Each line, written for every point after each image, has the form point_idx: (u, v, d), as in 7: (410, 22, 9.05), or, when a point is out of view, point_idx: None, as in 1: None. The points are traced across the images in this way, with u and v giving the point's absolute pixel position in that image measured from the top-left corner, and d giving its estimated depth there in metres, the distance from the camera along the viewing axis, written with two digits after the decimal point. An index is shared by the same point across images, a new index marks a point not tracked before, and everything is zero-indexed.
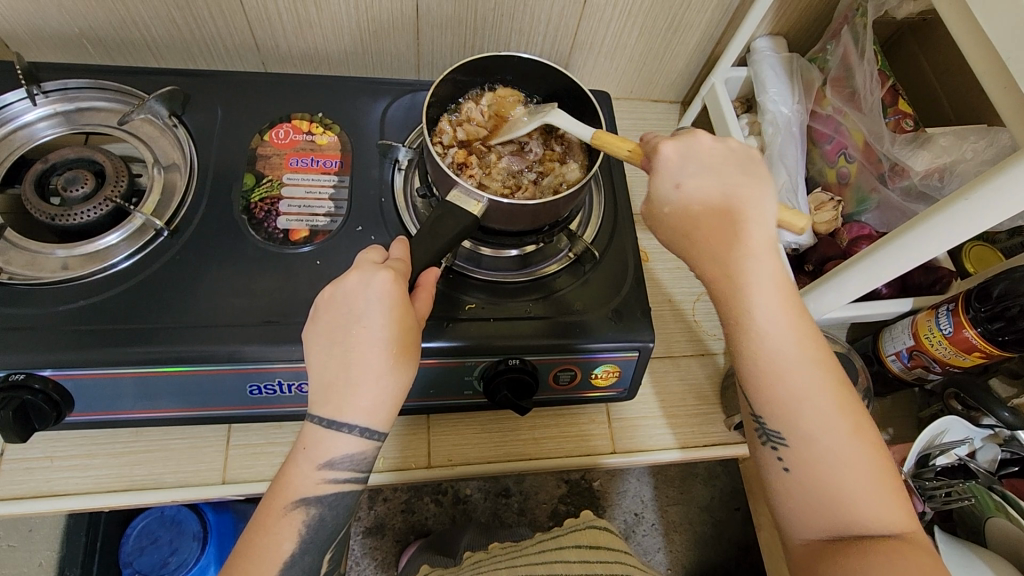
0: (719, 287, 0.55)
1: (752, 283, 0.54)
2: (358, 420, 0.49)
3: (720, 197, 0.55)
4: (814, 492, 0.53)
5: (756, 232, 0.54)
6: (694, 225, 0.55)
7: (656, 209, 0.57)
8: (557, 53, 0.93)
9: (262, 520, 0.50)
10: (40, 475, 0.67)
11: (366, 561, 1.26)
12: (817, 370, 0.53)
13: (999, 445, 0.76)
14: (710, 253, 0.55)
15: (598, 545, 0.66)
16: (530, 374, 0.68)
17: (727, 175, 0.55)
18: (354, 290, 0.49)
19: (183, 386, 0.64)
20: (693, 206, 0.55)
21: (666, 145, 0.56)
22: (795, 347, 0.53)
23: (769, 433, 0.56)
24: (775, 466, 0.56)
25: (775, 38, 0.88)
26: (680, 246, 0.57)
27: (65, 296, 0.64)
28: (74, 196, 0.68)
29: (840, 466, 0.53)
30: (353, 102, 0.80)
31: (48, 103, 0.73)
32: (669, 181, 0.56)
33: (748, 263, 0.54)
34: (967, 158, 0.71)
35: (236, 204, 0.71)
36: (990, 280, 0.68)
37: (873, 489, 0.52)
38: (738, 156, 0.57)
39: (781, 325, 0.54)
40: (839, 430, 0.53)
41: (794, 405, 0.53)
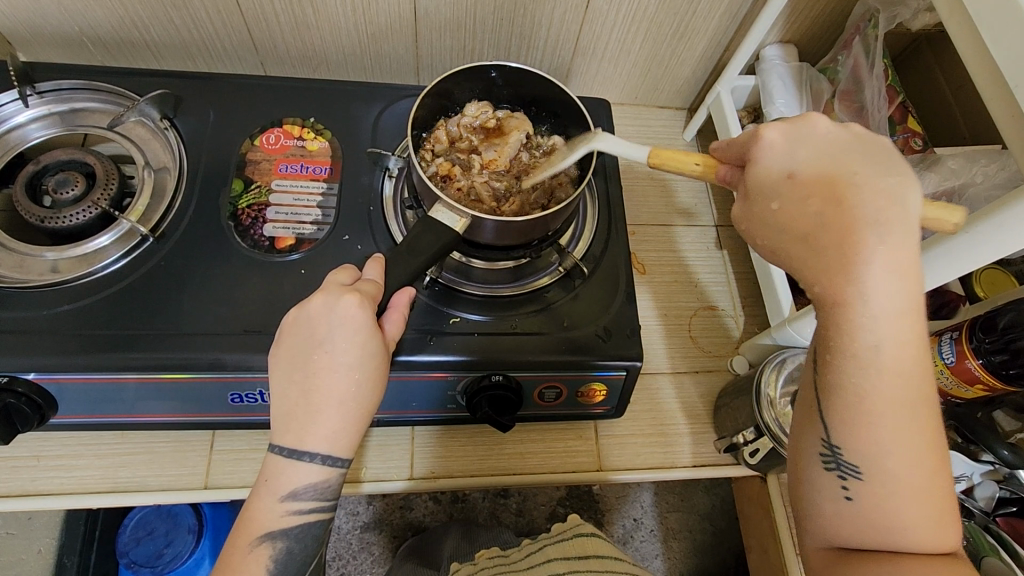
0: (841, 303, 0.45)
1: (878, 296, 0.44)
2: (318, 448, 0.49)
3: (849, 189, 0.45)
4: (877, 527, 0.47)
5: (901, 241, 0.44)
6: (821, 227, 0.46)
7: (764, 206, 0.49)
8: (559, 59, 0.91)
9: (229, 559, 0.50)
10: (25, 475, 0.68)
11: (363, 555, 1.27)
12: (921, 398, 0.45)
13: (997, 482, 0.74)
14: (836, 261, 0.45)
15: (588, 555, 0.59)
16: (514, 391, 0.67)
17: (848, 165, 0.47)
18: (317, 315, 0.49)
19: (165, 393, 0.64)
20: (815, 195, 0.46)
21: (771, 130, 0.49)
22: (909, 371, 0.45)
23: (842, 462, 0.47)
24: (834, 494, 0.48)
25: (786, 46, 0.85)
26: (792, 249, 0.48)
27: (51, 300, 0.64)
28: (64, 199, 0.68)
29: (914, 505, 0.46)
30: (348, 107, 0.79)
31: (41, 103, 0.74)
32: (780, 170, 0.48)
33: (881, 273, 0.44)
34: (977, 182, 0.67)
35: (223, 210, 0.71)
36: (998, 309, 0.65)
37: (944, 531, 0.46)
38: (865, 145, 0.48)
39: (903, 347, 0.45)
40: (925, 465, 0.46)
41: (887, 437, 0.45)
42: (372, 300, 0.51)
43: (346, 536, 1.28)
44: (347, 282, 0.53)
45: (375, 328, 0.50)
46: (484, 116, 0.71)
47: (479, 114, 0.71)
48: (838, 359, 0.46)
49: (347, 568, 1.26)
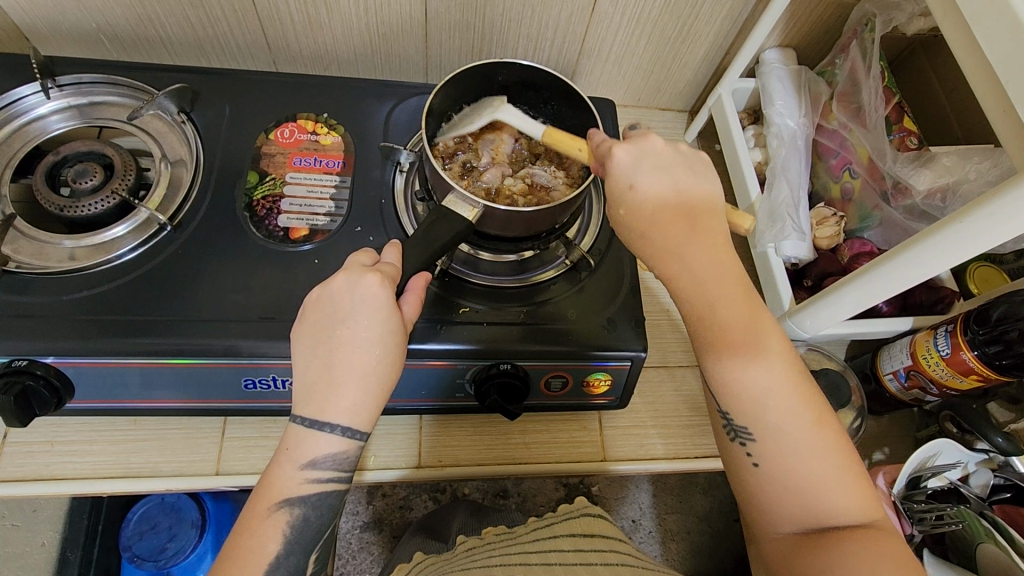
0: (672, 281, 0.56)
1: (706, 275, 0.55)
2: (340, 420, 0.51)
3: (672, 192, 0.56)
4: (786, 486, 0.53)
5: (716, 231, 0.57)
6: (654, 224, 0.55)
7: (614, 212, 0.57)
8: (565, 60, 0.94)
9: (249, 521, 0.52)
10: (40, 459, 0.69)
11: (363, 554, 1.28)
12: (781, 361, 0.54)
13: (992, 470, 0.76)
14: (667, 252, 0.55)
15: (592, 534, 0.61)
16: (521, 378, 0.68)
17: (676, 174, 0.57)
18: (340, 293, 0.52)
19: (181, 378, 0.66)
20: (648, 198, 0.55)
21: (620, 148, 0.56)
22: (755, 342, 0.54)
23: (737, 428, 0.55)
24: (745, 462, 0.55)
25: (785, 50, 0.87)
26: (642, 246, 0.56)
27: (70, 285, 0.66)
28: (83, 188, 0.70)
29: (808, 460, 0.53)
30: (359, 103, 0.81)
31: (62, 96, 0.75)
32: (625, 181, 0.56)
33: (700, 260, 0.55)
34: (970, 179, 0.71)
35: (239, 201, 0.72)
36: (991, 301, 0.67)
37: (844, 486, 0.52)
38: (684, 156, 0.58)
39: (740, 320, 0.54)
40: (807, 424, 0.53)
41: (764, 400, 0.53)
42: (393, 281, 0.54)
43: (346, 536, 1.28)
44: (369, 262, 0.55)
45: (397, 308, 0.53)
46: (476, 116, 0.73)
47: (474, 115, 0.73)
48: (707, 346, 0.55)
49: (347, 567, 1.26)
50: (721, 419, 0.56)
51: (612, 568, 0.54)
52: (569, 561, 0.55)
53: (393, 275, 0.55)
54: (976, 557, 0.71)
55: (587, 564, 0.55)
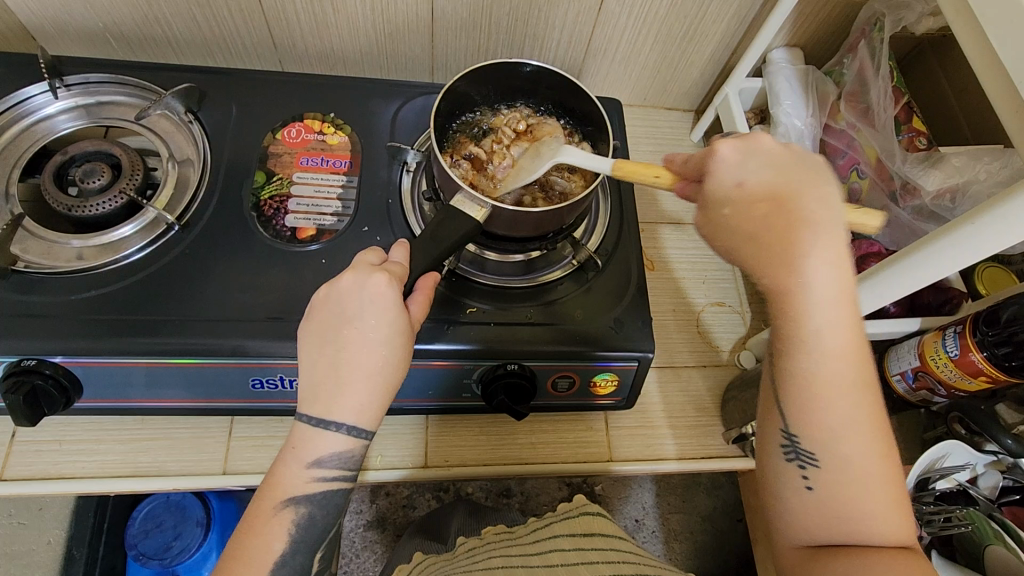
0: (783, 294, 0.51)
1: (823, 294, 0.50)
2: (346, 419, 0.51)
3: (790, 194, 0.51)
4: (836, 513, 0.52)
5: (835, 239, 0.50)
6: (763, 228, 0.51)
7: (714, 213, 0.54)
8: (571, 59, 0.93)
9: (253, 520, 0.52)
10: (48, 458, 0.69)
11: (367, 554, 1.28)
12: (865, 389, 0.51)
13: (1000, 472, 0.76)
14: (783, 260, 0.50)
15: (592, 533, 0.60)
16: (527, 379, 0.68)
17: (791, 177, 0.52)
18: (348, 291, 0.52)
19: (189, 378, 0.66)
20: (765, 203, 0.52)
21: (726, 144, 0.53)
22: (849, 364, 0.51)
23: (800, 451, 0.53)
24: (798, 484, 0.53)
25: (792, 50, 0.87)
26: (744, 251, 0.53)
27: (79, 285, 0.66)
28: (91, 188, 0.70)
29: (867, 492, 0.51)
30: (366, 103, 0.81)
31: (70, 96, 0.75)
32: (730, 179, 0.53)
33: (819, 272, 0.50)
34: (980, 179, 0.70)
35: (247, 201, 0.72)
36: (1002, 302, 0.66)
37: (897, 522, 0.51)
38: (801, 157, 0.53)
39: (843, 343, 0.51)
40: (873, 455, 0.52)
41: (835, 426, 0.51)
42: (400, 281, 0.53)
43: (350, 535, 1.28)
44: (377, 262, 0.55)
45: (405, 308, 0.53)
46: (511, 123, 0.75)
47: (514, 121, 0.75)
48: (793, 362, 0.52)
49: (350, 566, 1.26)
50: (782, 437, 0.54)
51: (613, 567, 0.54)
52: (570, 561, 0.56)
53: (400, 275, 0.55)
54: (984, 558, 0.71)
55: (586, 564, 0.55)
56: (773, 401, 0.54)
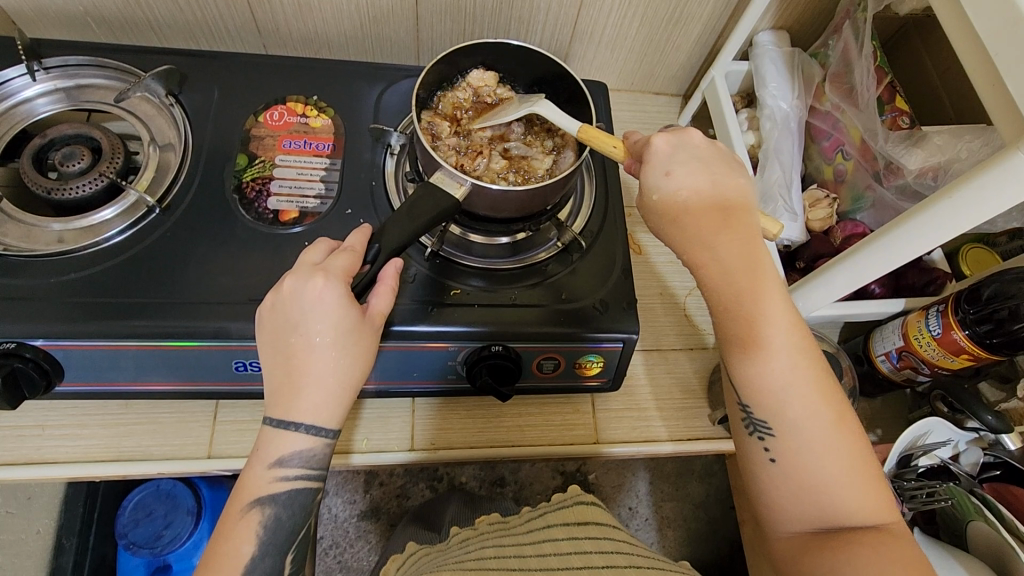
0: (702, 270, 0.54)
1: (737, 269, 0.53)
2: (304, 419, 0.51)
3: (711, 188, 0.55)
4: (799, 481, 0.52)
5: (749, 221, 0.54)
6: (686, 215, 0.54)
7: (646, 198, 0.56)
8: (558, 42, 0.93)
9: (222, 527, 0.51)
10: (31, 443, 0.69)
11: (360, 543, 1.27)
12: (803, 354, 0.53)
13: (982, 448, 0.76)
14: (700, 238, 0.54)
15: (586, 522, 0.60)
16: (512, 361, 0.68)
17: (711, 167, 0.56)
18: (288, 297, 0.52)
19: (172, 361, 0.66)
20: (682, 188, 0.54)
21: (658, 137, 0.57)
22: (786, 332, 0.53)
23: (755, 422, 0.54)
24: (761, 458, 0.54)
25: (778, 32, 0.86)
26: (672, 233, 0.55)
27: (59, 268, 0.65)
28: (70, 171, 0.69)
29: (824, 458, 0.52)
30: (350, 86, 0.80)
31: (48, 79, 0.75)
32: (659, 169, 0.55)
33: (736, 248, 0.54)
34: (962, 158, 0.69)
35: (229, 183, 0.72)
36: (981, 281, 0.67)
37: (859, 487, 0.51)
38: (725, 154, 0.57)
39: (773, 316, 0.53)
40: (826, 420, 0.52)
41: (785, 392, 0.52)
42: (343, 275, 0.53)
43: (342, 524, 1.28)
44: (320, 258, 0.55)
45: (352, 305, 0.53)
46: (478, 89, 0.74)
47: (482, 84, 0.73)
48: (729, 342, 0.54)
49: (343, 557, 1.26)
50: (740, 414, 0.56)
51: (606, 557, 0.54)
52: (562, 551, 0.55)
53: (352, 266, 0.54)
54: (967, 536, 0.71)
55: (580, 555, 0.54)
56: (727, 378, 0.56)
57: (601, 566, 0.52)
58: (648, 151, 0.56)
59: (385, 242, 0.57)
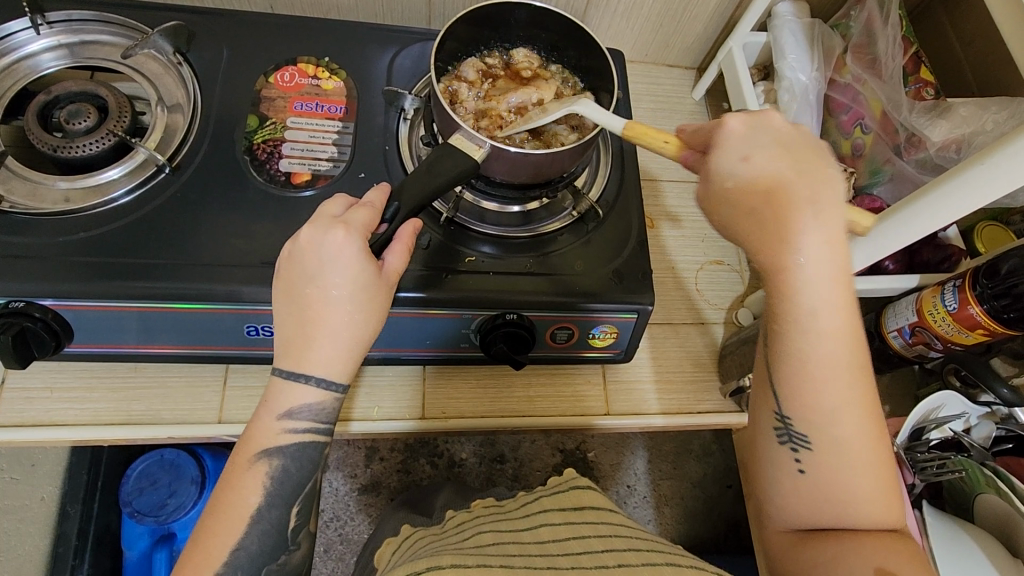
0: (781, 274, 0.49)
1: (824, 279, 0.48)
2: (315, 371, 0.51)
3: (791, 175, 0.48)
4: (826, 493, 0.53)
5: (836, 223, 0.49)
6: (765, 208, 0.49)
7: (719, 186, 0.51)
8: (573, 9, 0.91)
9: (229, 475, 0.51)
10: (39, 405, 0.68)
11: (360, 517, 1.28)
12: (860, 371, 0.51)
13: (994, 423, 0.77)
14: (782, 237, 0.48)
15: (583, 507, 0.61)
16: (527, 329, 0.68)
17: (798, 156, 0.49)
18: (307, 247, 0.50)
19: (183, 324, 0.65)
20: (762, 181, 0.49)
21: (733, 119, 0.50)
22: (844, 349, 0.50)
23: (793, 434, 0.54)
24: (789, 466, 0.54)
25: (799, 3, 0.85)
26: (744, 228, 0.50)
27: (66, 227, 0.64)
28: (76, 129, 0.68)
29: (856, 472, 0.52)
30: (362, 49, 0.78)
31: (52, 34, 0.72)
32: (736, 155, 0.49)
33: (818, 253, 0.48)
34: (986, 130, 0.70)
35: (239, 144, 0.70)
36: (1000, 256, 0.67)
37: (883, 503, 0.52)
38: (808, 136, 0.51)
39: (839, 330, 0.50)
40: (867, 437, 0.52)
41: (830, 407, 0.51)
42: (363, 230, 0.51)
43: (343, 498, 1.29)
44: (340, 212, 0.53)
45: (370, 260, 0.51)
46: (523, 62, 0.73)
47: (526, 60, 0.73)
48: (784, 360, 0.51)
49: (344, 530, 1.27)
50: (775, 420, 0.55)
51: (605, 541, 0.55)
52: (561, 536, 0.56)
53: (372, 222, 0.53)
54: (975, 509, 0.72)
55: (579, 540, 0.55)
56: (767, 388, 0.54)
57: (602, 551, 0.53)
58: (722, 139, 0.51)
59: (405, 202, 0.56)
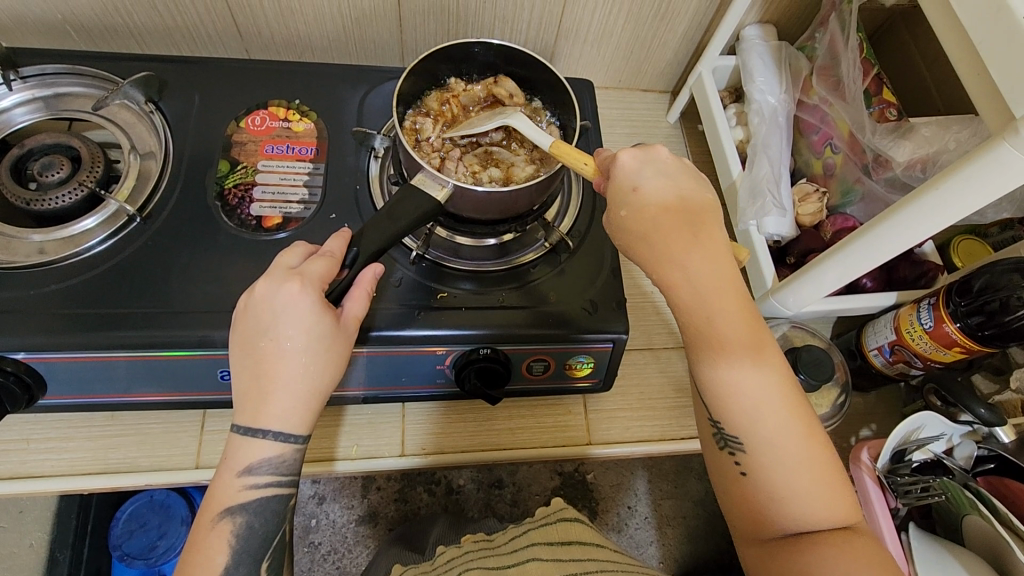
0: (673, 286, 0.54)
1: (713, 282, 0.54)
2: (272, 425, 0.51)
3: (673, 200, 0.55)
4: (771, 494, 0.52)
5: (718, 236, 0.55)
6: (654, 228, 0.54)
7: (615, 214, 0.56)
8: (543, 41, 0.92)
9: (193, 538, 0.51)
10: (17, 457, 0.68)
11: (359, 549, 1.26)
12: (772, 366, 0.53)
13: (976, 441, 0.75)
14: (669, 255, 0.54)
15: (569, 542, 0.59)
16: (502, 364, 0.68)
17: (679, 182, 0.56)
18: (262, 301, 0.51)
19: (157, 372, 0.65)
20: (650, 203, 0.55)
21: (625, 153, 0.57)
22: (748, 344, 0.53)
23: (727, 438, 0.54)
24: (732, 472, 0.54)
25: (765, 26, 0.86)
26: (640, 249, 0.55)
27: (39, 280, 0.65)
28: (49, 181, 0.68)
29: (796, 471, 0.52)
30: (333, 89, 0.79)
31: (25, 88, 0.74)
32: (627, 184, 0.56)
33: (701, 261, 0.54)
34: (950, 149, 0.69)
35: (210, 190, 0.71)
36: (972, 273, 0.67)
37: (829, 501, 0.51)
38: (688, 170, 0.58)
39: (740, 328, 0.53)
40: (797, 433, 0.52)
41: (752, 404, 0.53)
42: (319, 282, 0.52)
43: (341, 530, 1.27)
44: (297, 262, 0.54)
45: (326, 311, 0.52)
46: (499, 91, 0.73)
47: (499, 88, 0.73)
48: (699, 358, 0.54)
49: (342, 562, 1.25)
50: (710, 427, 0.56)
51: None
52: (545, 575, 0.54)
53: (331, 271, 0.54)
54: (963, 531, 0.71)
55: None
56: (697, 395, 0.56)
57: None
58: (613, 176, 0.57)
59: (363, 247, 0.58)
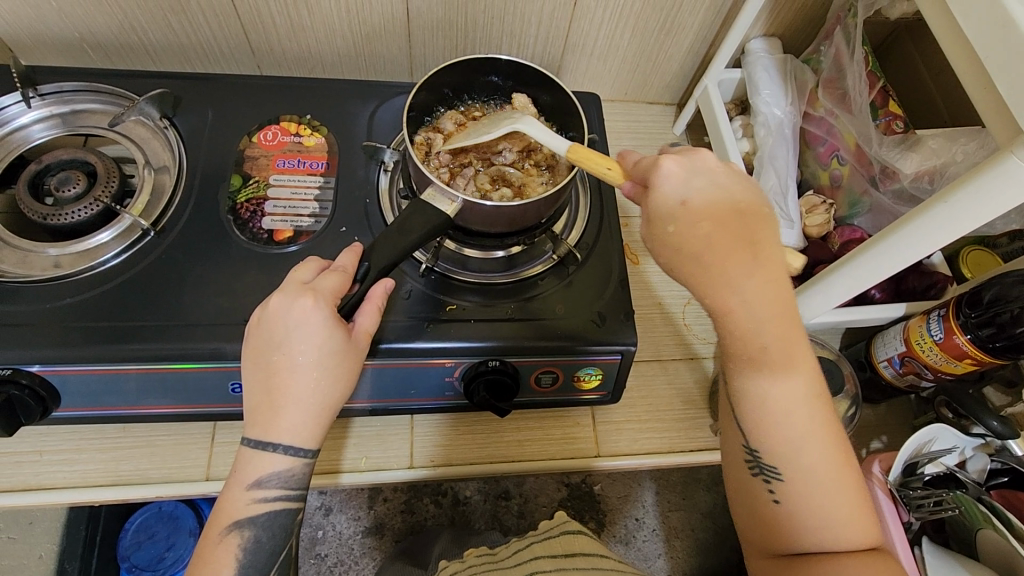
0: (728, 311, 0.51)
1: (770, 305, 0.50)
2: (282, 439, 0.51)
3: (725, 213, 0.50)
4: (802, 519, 0.53)
5: (773, 256, 0.51)
6: (707, 248, 0.50)
7: (659, 227, 0.52)
8: (550, 56, 0.93)
9: (202, 550, 0.51)
10: (29, 469, 0.69)
11: (365, 561, 1.26)
12: (813, 396, 0.52)
13: (988, 454, 0.75)
14: (723, 277, 0.50)
15: (573, 553, 0.59)
16: (510, 375, 0.68)
17: (731, 191, 0.52)
18: (274, 316, 0.52)
19: (168, 384, 0.66)
20: (702, 219, 0.50)
21: (668, 161, 0.52)
22: (793, 373, 0.52)
23: (763, 466, 0.54)
24: (765, 497, 0.54)
25: (770, 39, 0.86)
26: (685, 266, 0.51)
27: (54, 293, 0.65)
28: (65, 196, 0.69)
29: (828, 498, 0.52)
30: (343, 104, 0.81)
31: (43, 105, 0.75)
32: (675, 197, 0.51)
33: (756, 285, 0.50)
34: (957, 160, 0.69)
35: (223, 204, 0.72)
36: (983, 284, 0.67)
37: (856, 527, 0.52)
38: (740, 177, 0.53)
39: (787, 355, 0.51)
40: (832, 460, 0.52)
41: (793, 434, 0.52)
42: (332, 297, 0.53)
43: (348, 541, 1.27)
44: (309, 277, 0.55)
45: (338, 326, 0.52)
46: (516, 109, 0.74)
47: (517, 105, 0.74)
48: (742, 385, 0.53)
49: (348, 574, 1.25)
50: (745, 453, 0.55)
51: None
52: None
53: (343, 286, 0.54)
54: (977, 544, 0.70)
55: None
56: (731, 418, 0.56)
57: None
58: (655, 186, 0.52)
59: (374, 262, 0.57)
